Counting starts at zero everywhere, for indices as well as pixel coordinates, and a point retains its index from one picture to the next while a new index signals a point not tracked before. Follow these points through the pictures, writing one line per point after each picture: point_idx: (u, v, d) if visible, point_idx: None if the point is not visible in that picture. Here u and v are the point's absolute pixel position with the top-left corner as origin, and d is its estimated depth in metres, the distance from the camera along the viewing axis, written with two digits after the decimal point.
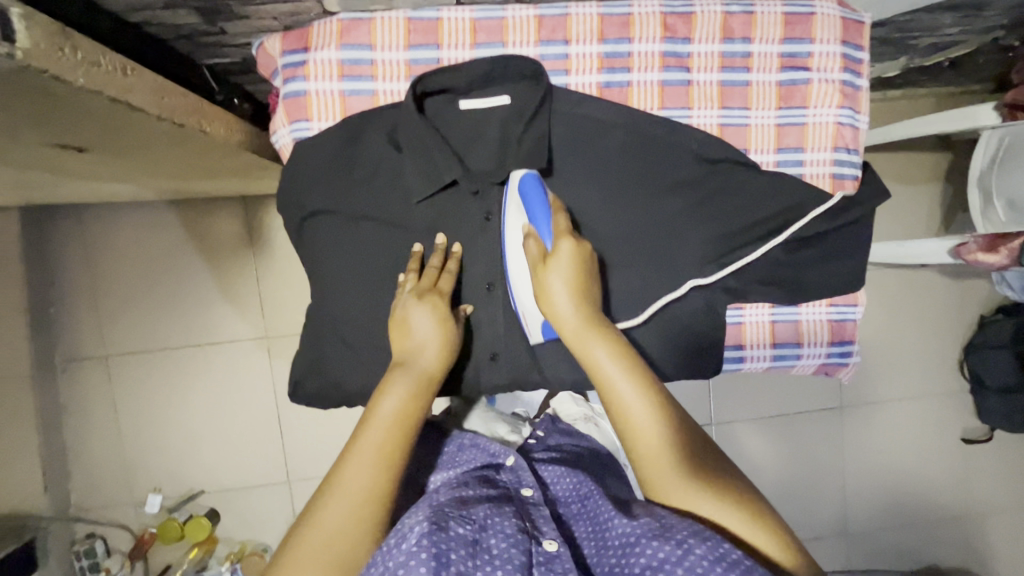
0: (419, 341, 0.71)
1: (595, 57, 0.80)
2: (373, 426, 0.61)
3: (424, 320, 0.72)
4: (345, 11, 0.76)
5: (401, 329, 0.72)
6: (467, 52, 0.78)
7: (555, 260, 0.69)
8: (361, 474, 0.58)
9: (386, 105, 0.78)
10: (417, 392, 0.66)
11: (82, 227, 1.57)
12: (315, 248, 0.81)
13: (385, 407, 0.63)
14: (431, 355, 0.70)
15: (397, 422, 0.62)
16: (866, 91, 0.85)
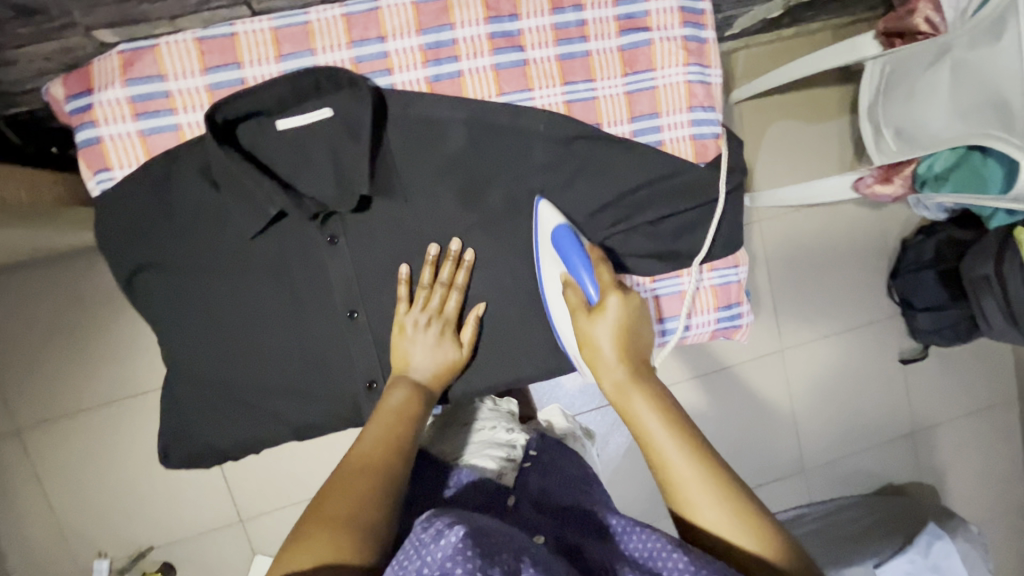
0: (406, 355, 0.74)
1: (417, 50, 0.73)
2: (377, 417, 0.66)
3: (424, 343, 0.74)
4: (122, 41, 0.67)
5: (396, 339, 0.74)
6: (272, 65, 0.70)
7: (602, 312, 0.64)
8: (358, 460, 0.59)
9: (192, 139, 0.70)
10: (418, 399, 0.70)
11: None
12: (148, 303, 0.73)
13: (393, 399, 0.69)
14: (427, 367, 0.73)
15: (404, 413, 0.67)
16: (713, 43, 0.81)
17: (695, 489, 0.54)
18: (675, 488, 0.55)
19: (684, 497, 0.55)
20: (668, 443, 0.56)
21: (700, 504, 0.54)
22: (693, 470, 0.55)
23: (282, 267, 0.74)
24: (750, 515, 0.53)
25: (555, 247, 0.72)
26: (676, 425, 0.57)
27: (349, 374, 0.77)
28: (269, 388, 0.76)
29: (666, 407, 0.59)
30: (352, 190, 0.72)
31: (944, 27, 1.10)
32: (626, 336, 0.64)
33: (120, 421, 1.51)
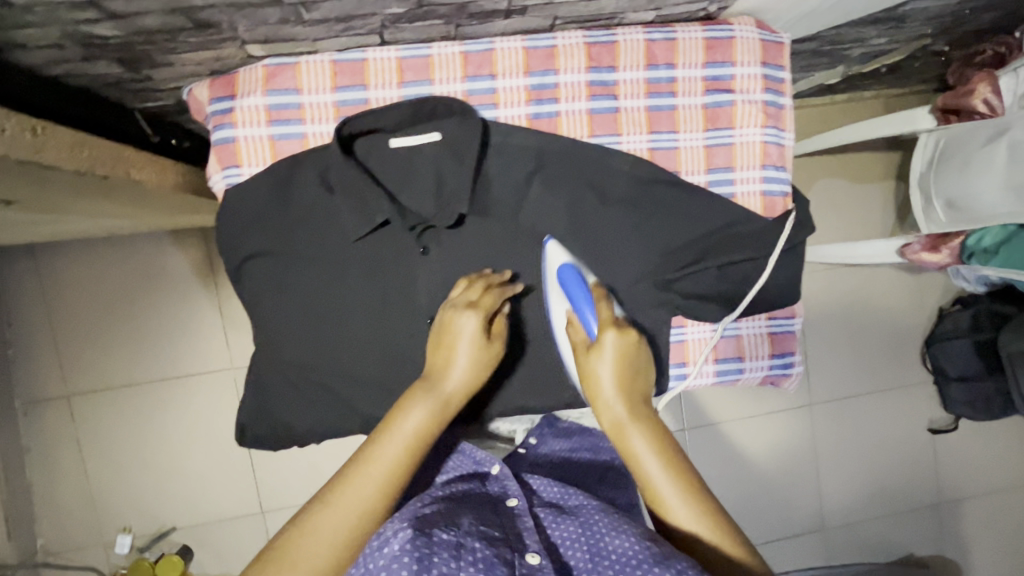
0: (451, 361, 0.70)
1: (522, 89, 0.81)
2: (391, 441, 0.62)
3: (463, 336, 0.71)
4: (269, 56, 0.76)
5: (443, 340, 0.71)
6: (394, 90, 0.78)
7: (599, 351, 0.70)
8: (358, 493, 0.58)
9: (315, 147, 0.78)
10: (438, 417, 0.66)
11: (29, 263, 1.52)
12: (251, 289, 0.80)
13: (409, 424, 0.64)
14: (457, 378, 0.69)
15: (411, 445, 0.63)
16: (790, 109, 0.87)
17: (686, 514, 0.61)
18: (655, 498, 0.63)
19: (666, 506, 0.62)
20: (662, 483, 0.62)
21: (697, 530, 0.60)
22: (679, 496, 0.61)
23: (376, 271, 0.80)
24: (718, 522, 0.61)
25: (557, 282, 0.78)
26: (663, 452, 0.64)
27: (424, 377, 0.82)
28: (348, 381, 0.82)
29: (656, 430, 0.66)
30: (454, 208, 0.79)
31: (1003, 109, 1.13)
32: (625, 365, 0.69)
33: (165, 400, 1.58)
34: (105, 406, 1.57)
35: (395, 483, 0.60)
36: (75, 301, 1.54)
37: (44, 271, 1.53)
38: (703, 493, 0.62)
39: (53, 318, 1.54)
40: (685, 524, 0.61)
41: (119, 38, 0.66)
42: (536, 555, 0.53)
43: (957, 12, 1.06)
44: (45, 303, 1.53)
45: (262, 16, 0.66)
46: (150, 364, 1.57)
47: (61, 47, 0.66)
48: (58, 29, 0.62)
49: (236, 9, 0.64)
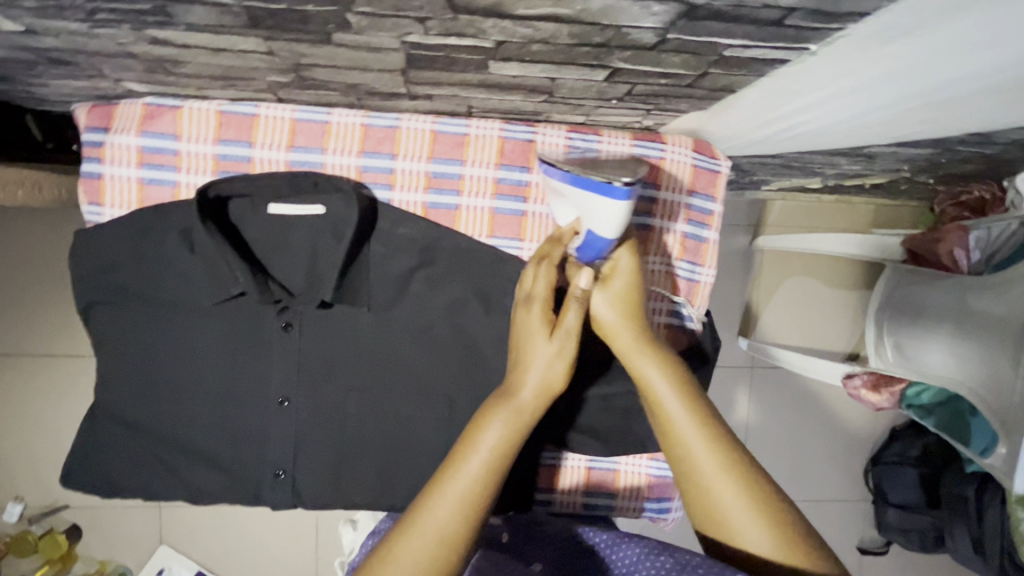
0: (526, 363, 0.60)
1: (423, 175, 0.75)
2: (468, 460, 0.54)
3: (532, 335, 0.61)
4: (150, 95, 0.70)
5: (515, 349, 0.62)
6: (281, 153, 0.73)
7: (604, 285, 0.64)
8: (434, 521, 0.51)
9: (184, 199, 0.72)
10: (517, 430, 0.57)
11: None
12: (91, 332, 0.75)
13: (489, 438, 0.55)
14: (533, 383, 0.59)
15: (492, 461, 0.54)
16: (715, 244, 0.81)
17: (726, 492, 0.54)
18: (691, 470, 0.56)
19: (702, 476, 0.55)
20: (692, 442, 0.56)
21: (724, 503, 0.54)
22: (720, 473, 0.55)
23: (231, 338, 0.75)
24: (768, 509, 0.53)
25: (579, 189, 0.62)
26: (693, 406, 0.58)
27: (264, 456, 0.77)
28: (183, 446, 0.77)
29: (674, 371, 0.60)
30: (321, 292, 0.73)
31: (966, 267, 1.07)
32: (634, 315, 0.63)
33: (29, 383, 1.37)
34: None
35: (483, 502, 0.53)
36: None
37: None
38: (734, 451, 0.56)
39: None
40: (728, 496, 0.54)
41: None
42: None
43: (933, 159, 0.98)
44: None
45: (127, 64, 0.61)
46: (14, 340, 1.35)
47: None
48: None
49: (92, 55, 0.58)
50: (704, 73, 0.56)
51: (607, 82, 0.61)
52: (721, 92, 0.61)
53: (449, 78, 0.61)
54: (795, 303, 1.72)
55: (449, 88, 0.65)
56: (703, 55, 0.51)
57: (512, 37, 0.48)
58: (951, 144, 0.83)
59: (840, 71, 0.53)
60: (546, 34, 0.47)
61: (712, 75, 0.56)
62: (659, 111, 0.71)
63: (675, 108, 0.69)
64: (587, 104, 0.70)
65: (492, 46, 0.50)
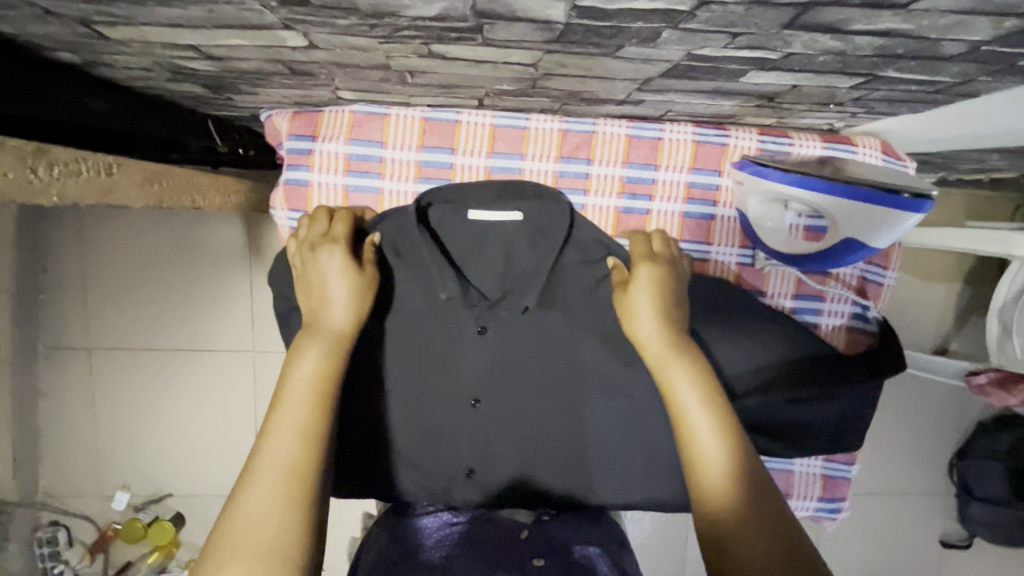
0: (327, 298, 0.64)
1: (617, 179, 0.75)
2: (287, 395, 0.57)
3: (329, 271, 0.65)
4: (359, 103, 0.71)
5: (313, 290, 0.65)
6: (482, 159, 0.73)
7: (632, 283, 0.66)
8: (278, 465, 0.54)
9: (390, 206, 0.73)
10: (332, 358, 0.60)
11: (77, 213, 1.51)
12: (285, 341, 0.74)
13: (305, 365, 0.59)
14: (339, 314, 0.63)
15: (312, 388, 0.58)
16: (898, 246, 0.81)
17: (727, 494, 0.54)
18: (697, 472, 0.56)
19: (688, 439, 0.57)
20: (705, 438, 0.56)
21: (733, 510, 0.53)
22: (726, 478, 0.55)
23: (426, 346, 0.76)
24: (762, 510, 0.53)
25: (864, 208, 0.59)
26: (718, 408, 0.58)
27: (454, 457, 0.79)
28: (371, 450, 0.77)
29: (704, 377, 0.59)
30: (525, 298, 0.75)
31: None
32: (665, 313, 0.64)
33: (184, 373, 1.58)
34: (121, 367, 1.57)
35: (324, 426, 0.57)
36: (110, 256, 1.52)
37: (87, 224, 1.51)
38: (744, 459, 0.55)
39: (88, 271, 1.53)
40: (727, 510, 0.53)
41: (210, 72, 0.62)
42: None
43: None
44: (81, 254, 1.52)
45: (363, 74, 0.61)
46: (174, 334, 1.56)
47: (148, 70, 0.62)
48: (150, 60, 0.58)
49: (339, 67, 0.59)
50: (969, 80, 0.55)
51: (848, 88, 0.60)
52: (963, 97, 0.61)
53: (684, 86, 0.61)
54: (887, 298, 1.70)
55: (670, 94, 0.65)
56: (992, 64, 0.50)
57: (810, 49, 0.48)
58: None
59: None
60: (852, 46, 0.47)
61: (976, 82, 0.55)
62: (866, 114, 0.70)
63: (888, 111, 0.68)
64: (796, 109, 0.69)
65: (775, 57, 0.50)
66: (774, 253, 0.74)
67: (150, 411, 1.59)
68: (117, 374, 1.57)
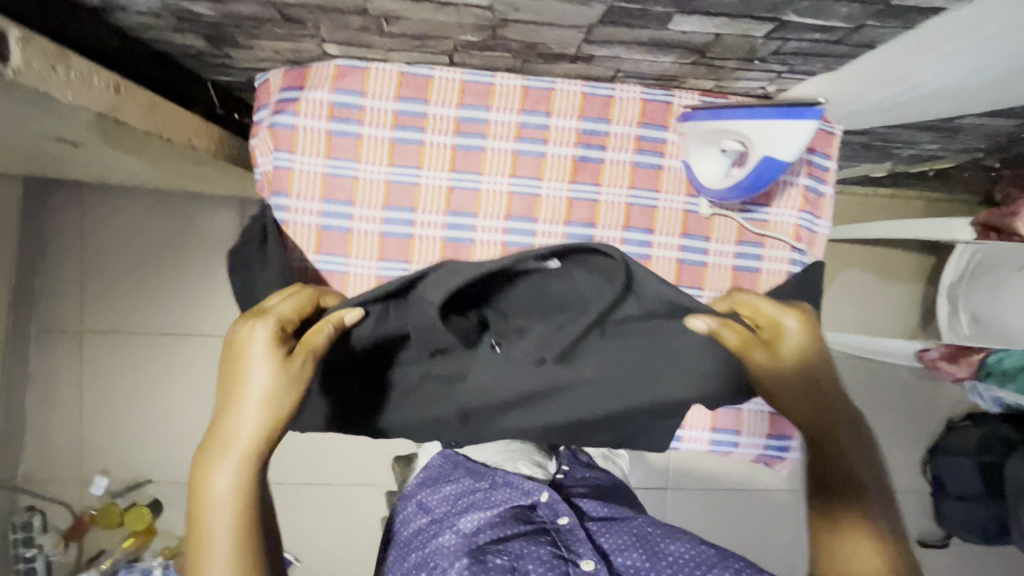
0: (243, 386, 0.57)
1: (573, 131, 0.84)
2: (206, 514, 0.54)
3: (253, 358, 0.57)
4: (343, 57, 0.80)
5: (228, 369, 0.58)
6: (452, 110, 0.82)
7: (776, 335, 0.59)
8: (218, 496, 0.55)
9: (368, 149, 0.82)
10: (247, 475, 0.56)
11: (78, 199, 1.58)
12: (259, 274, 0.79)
13: (219, 485, 0.55)
14: (252, 419, 0.56)
15: (230, 512, 0.55)
16: (830, 198, 0.89)
17: None
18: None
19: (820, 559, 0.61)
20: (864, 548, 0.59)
21: None
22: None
23: None
24: None
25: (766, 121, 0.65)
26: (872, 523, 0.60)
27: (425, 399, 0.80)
28: None
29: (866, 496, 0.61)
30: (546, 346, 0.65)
31: None
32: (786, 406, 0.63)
33: (172, 356, 1.62)
34: (109, 350, 1.61)
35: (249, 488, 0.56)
36: (108, 242, 1.59)
37: (88, 209, 1.58)
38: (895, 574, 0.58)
39: (86, 255, 1.60)
40: None
41: (212, 19, 0.71)
42: (589, 563, 0.70)
43: (1011, 134, 1.06)
44: (80, 239, 1.59)
45: (346, 22, 0.71)
46: (164, 318, 1.61)
47: (158, 18, 0.71)
48: (161, 3, 0.67)
49: (324, 12, 0.68)
50: (860, 26, 0.65)
51: (764, 39, 0.70)
52: (864, 48, 0.70)
53: (624, 36, 0.71)
54: (852, 293, 1.78)
55: (614, 48, 0.75)
56: (871, 4, 0.60)
57: None
58: None
59: (976, 28, 0.61)
60: None
61: (866, 27, 0.65)
62: (790, 73, 0.80)
63: (806, 69, 0.78)
64: (727, 66, 0.79)
65: None
66: (716, 194, 0.80)
67: (136, 394, 1.62)
68: (105, 356, 1.61)
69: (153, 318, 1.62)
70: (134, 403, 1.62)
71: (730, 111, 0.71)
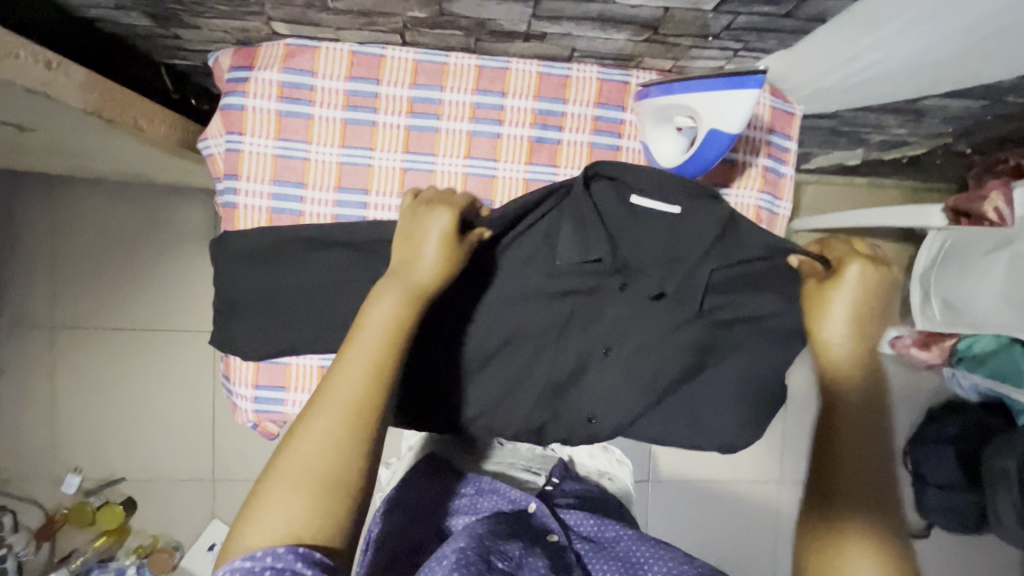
0: (418, 255, 0.65)
1: (529, 112, 0.83)
2: (362, 340, 0.57)
3: (432, 231, 0.66)
4: (292, 37, 0.78)
5: (410, 239, 0.66)
6: (405, 90, 0.81)
7: (836, 280, 0.68)
8: (318, 441, 0.52)
9: (319, 131, 0.80)
10: (408, 306, 0.61)
11: (45, 191, 1.55)
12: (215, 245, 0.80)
13: (378, 316, 0.59)
14: (429, 267, 0.65)
15: (385, 338, 0.58)
16: (791, 179, 0.88)
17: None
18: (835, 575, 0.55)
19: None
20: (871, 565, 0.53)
21: None
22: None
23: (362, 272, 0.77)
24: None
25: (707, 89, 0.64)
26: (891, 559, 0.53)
27: (417, 384, 0.81)
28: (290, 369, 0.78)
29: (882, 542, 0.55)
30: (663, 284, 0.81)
31: (1012, 218, 1.13)
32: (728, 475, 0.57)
33: (145, 351, 1.60)
34: (80, 345, 1.58)
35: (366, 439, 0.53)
36: (77, 235, 1.56)
37: (55, 202, 1.55)
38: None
39: (54, 249, 1.57)
40: None
41: None
42: None
43: (977, 117, 1.06)
44: (48, 232, 1.56)
45: None
46: (136, 313, 1.59)
47: None
48: None
49: None
50: None
51: (713, 13, 0.69)
52: (815, 22, 0.70)
53: (572, 11, 0.70)
54: None
55: (565, 25, 0.74)
56: None
57: None
58: (1004, 91, 0.90)
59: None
60: None
61: None
62: (745, 51, 0.79)
63: (762, 46, 0.77)
64: (682, 44, 0.78)
65: None
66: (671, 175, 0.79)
67: (108, 390, 1.60)
68: (76, 352, 1.58)
69: (124, 312, 1.59)
70: (107, 399, 1.60)
71: (678, 84, 0.69)
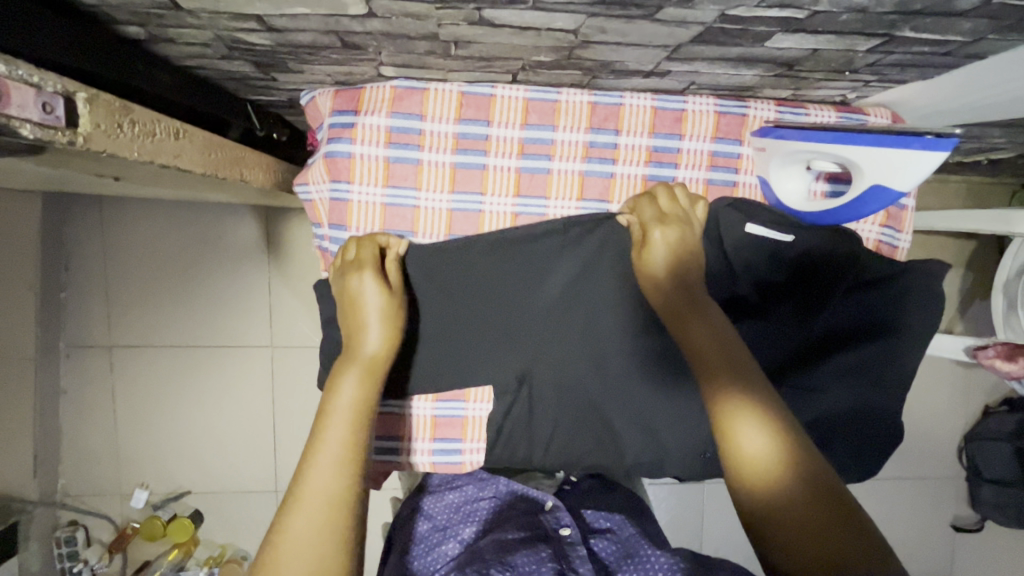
0: (369, 319, 0.67)
1: (645, 149, 0.79)
2: (330, 418, 0.57)
3: (372, 293, 0.68)
4: (400, 79, 0.75)
5: (353, 311, 0.68)
6: (516, 131, 0.77)
7: None
8: (304, 520, 0.50)
9: (430, 176, 0.77)
10: (370, 379, 0.63)
11: (86, 206, 1.44)
12: (322, 289, 0.79)
13: (345, 394, 0.60)
14: (376, 339, 0.66)
15: (354, 413, 0.59)
16: (911, 209, 0.84)
17: (752, 434, 0.52)
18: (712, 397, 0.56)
19: (723, 410, 0.55)
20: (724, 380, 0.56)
21: (737, 419, 0.53)
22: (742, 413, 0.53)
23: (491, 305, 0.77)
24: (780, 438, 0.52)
25: (879, 143, 0.65)
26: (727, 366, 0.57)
27: (538, 424, 0.80)
28: None
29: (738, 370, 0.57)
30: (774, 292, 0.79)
31: None
32: (682, 257, 0.69)
33: (201, 370, 1.51)
34: (133, 367, 1.49)
35: (348, 507, 0.52)
36: (121, 251, 1.46)
37: (96, 216, 1.44)
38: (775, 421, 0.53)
39: (99, 264, 1.46)
40: (739, 435, 0.52)
41: (265, 47, 0.66)
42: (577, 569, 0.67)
43: None
44: (92, 247, 1.45)
45: (410, 46, 0.65)
46: (190, 331, 1.49)
47: (207, 46, 0.66)
48: (212, 33, 0.61)
49: (389, 38, 0.63)
50: (978, 39, 0.59)
51: (864, 53, 0.64)
52: (970, 59, 0.65)
53: (711, 53, 0.65)
54: None
55: (696, 63, 0.69)
56: (1001, 20, 0.54)
57: (835, 7, 0.53)
58: None
59: None
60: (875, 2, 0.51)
61: (984, 40, 0.59)
62: (878, 82, 0.75)
63: (899, 78, 0.73)
64: (813, 77, 0.73)
65: (803, 16, 0.55)
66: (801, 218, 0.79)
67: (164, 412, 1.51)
68: (128, 373, 1.49)
69: (177, 330, 1.50)
70: (164, 420, 1.51)
71: (827, 135, 0.68)
